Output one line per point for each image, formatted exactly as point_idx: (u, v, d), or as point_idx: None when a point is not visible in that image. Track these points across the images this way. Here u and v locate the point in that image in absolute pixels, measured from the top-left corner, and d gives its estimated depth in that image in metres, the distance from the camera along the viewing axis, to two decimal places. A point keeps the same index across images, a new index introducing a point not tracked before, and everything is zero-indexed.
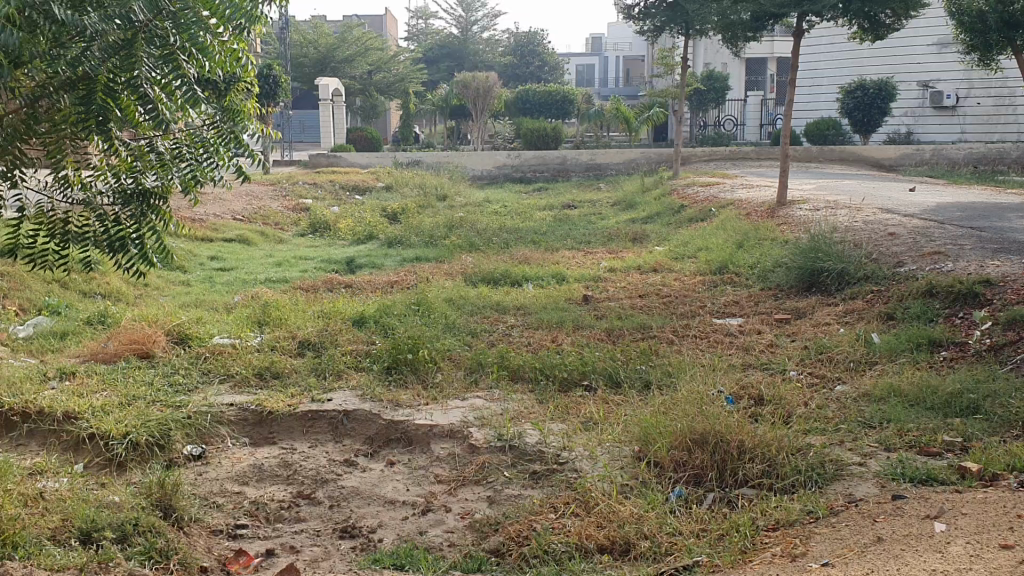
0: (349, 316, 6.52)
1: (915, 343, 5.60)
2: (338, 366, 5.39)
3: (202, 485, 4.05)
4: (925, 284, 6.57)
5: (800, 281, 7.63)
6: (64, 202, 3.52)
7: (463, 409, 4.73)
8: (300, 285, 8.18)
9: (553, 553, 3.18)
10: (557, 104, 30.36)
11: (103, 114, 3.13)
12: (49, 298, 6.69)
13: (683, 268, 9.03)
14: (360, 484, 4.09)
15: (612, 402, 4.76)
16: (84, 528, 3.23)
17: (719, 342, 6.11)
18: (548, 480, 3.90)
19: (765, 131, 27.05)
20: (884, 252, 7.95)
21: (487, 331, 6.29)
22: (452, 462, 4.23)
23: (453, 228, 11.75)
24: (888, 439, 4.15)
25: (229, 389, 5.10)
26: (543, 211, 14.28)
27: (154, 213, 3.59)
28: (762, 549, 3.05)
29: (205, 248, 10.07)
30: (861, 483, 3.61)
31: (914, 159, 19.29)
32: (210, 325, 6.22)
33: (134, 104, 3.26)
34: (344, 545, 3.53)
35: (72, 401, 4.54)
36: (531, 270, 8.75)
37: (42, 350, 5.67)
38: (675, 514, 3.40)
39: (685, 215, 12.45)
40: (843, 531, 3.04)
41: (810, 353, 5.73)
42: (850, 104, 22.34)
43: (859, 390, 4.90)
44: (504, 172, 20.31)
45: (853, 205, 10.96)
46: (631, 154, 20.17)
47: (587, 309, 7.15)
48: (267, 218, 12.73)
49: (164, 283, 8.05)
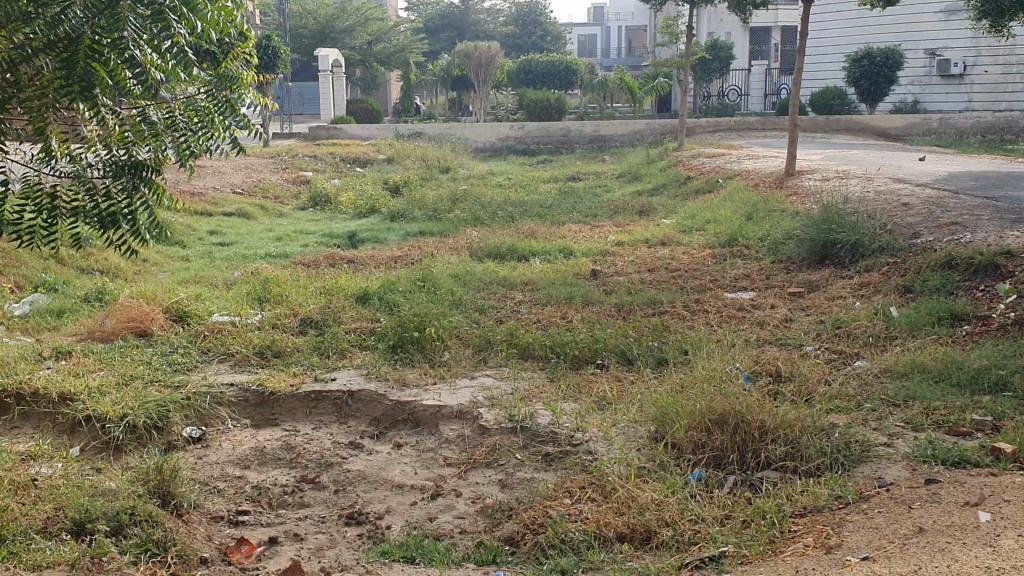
0: (352, 293, 6.33)
1: (936, 317, 5.43)
2: (342, 345, 5.23)
3: (202, 470, 3.90)
4: (945, 255, 6.39)
5: (812, 254, 7.45)
6: (51, 174, 3.22)
7: (472, 388, 4.57)
8: (301, 260, 8.02)
9: (571, 543, 2.99)
10: (558, 75, 30.02)
11: (88, 80, 2.93)
12: (46, 275, 6.53)
13: (692, 241, 8.84)
14: (366, 468, 3.94)
15: (625, 380, 4.61)
16: (77, 518, 3.04)
17: (732, 317, 5.94)
18: (561, 463, 3.75)
19: (771, 101, 26.84)
20: (899, 223, 7.75)
21: (494, 307, 6.12)
22: (462, 444, 4.07)
23: (457, 201, 11.56)
24: (914, 418, 3.99)
25: (229, 368, 4.95)
26: (547, 183, 14.10)
27: (147, 188, 3.32)
28: (793, 538, 2.88)
29: (205, 223, 9.90)
30: (890, 466, 3.46)
31: (923, 127, 19.02)
32: (209, 302, 6.06)
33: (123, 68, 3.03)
34: (351, 533, 3.38)
35: (68, 382, 4.39)
36: (538, 244, 8.55)
37: (38, 329, 5.51)
38: (696, 500, 3.24)
39: (691, 186, 12.24)
40: (877, 519, 2.88)
41: (827, 328, 5.56)
42: (857, 73, 21.97)
43: (880, 366, 4.74)
44: (507, 144, 20.03)
45: (864, 176, 10.73)
46: (637, 125, 19.87)
47: (596, 284, 6.98)
48: (267, 191, 12.54)
49: (163, 259, 7.88)
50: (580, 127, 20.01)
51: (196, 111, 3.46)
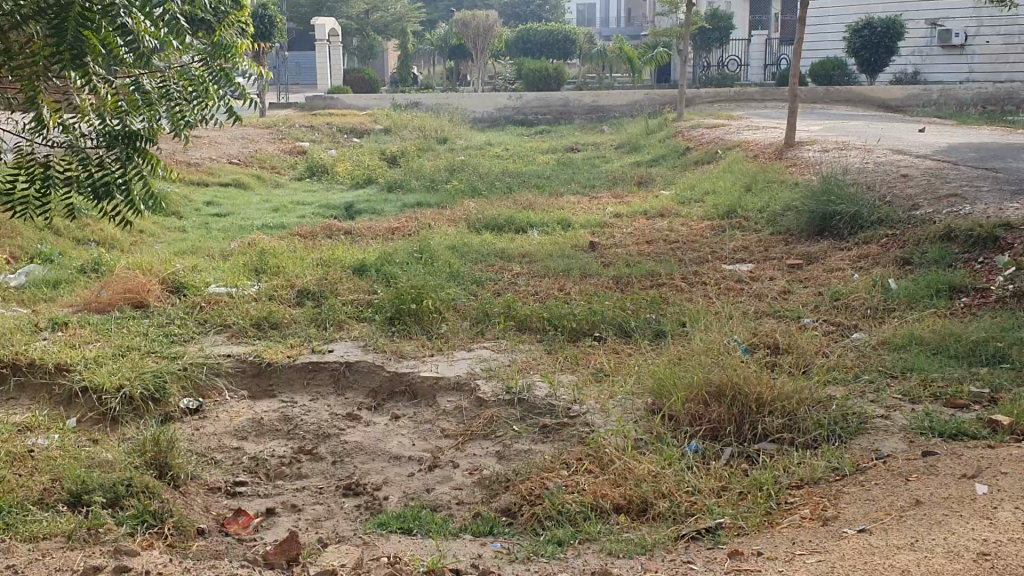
0: (348, 265, 6.30)
1: (935, 289, 5.42)
2: (339, 317, 5.21)
3: (199, 442, 3.90)
4: (944, 227, 6.36)
5: (811, 225, 7.42)
6: (43, 144, 3.13)
7: (469, 360, 4.56)
8: (298, 231, 7.99)
9: (567, 514, 2.99)
10: (557, 44, 30.00)
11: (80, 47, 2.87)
12: (41, 245, 6.49)
13: (691, 213, 8.80)
14: (363, 439, 3.93)
15: (623, 352, 4.60)
16: (74, 490, 3.03)
17: (730, 289, 5.92)
18: (559, 435, 3.75)
19: (770, 71, 26.71)
20: (899, 194, 7.72)
21: (491, 279, 6.10)
22: (459, 416, 4.07)
23: (454, 172, 11.52)
24: (912, 391, 3.99)
25: (226, 339, 4.94)
26: (545, 154, 14.04)
27: (141, 158, 3.23)
28: (790, 510, 2.88)
29: (201, 193, 9.85)
30: (887, 438, 3.46)
31: (923, 98, 18.91)
32: (205, 273, 6.03)
33: (115, 36, 2.99)
34: (348, 504, 3.39)
35: (64, 353, 4.37)
36: (536, 216, 8.51)
37: (34, 300, 5.48)
38: (693, 471, 3.24)
39: (690, 157, 12.18)
40: (873, 491, 2.89)
41: (825, 300, 5.54)
42: (857, 43, 21.78)
43: (878, 338, 4.73)
44: (505, 115, 19.91)
45: (863, 147, 10.68)
46: (636, 96, 19.73)
47: (594, 256, 6.96)
48: (264, 161, 12.47)
49: (159, 230, 7.84)
50: (578, 97, 19.91)
51: (191, 79, 3.41)
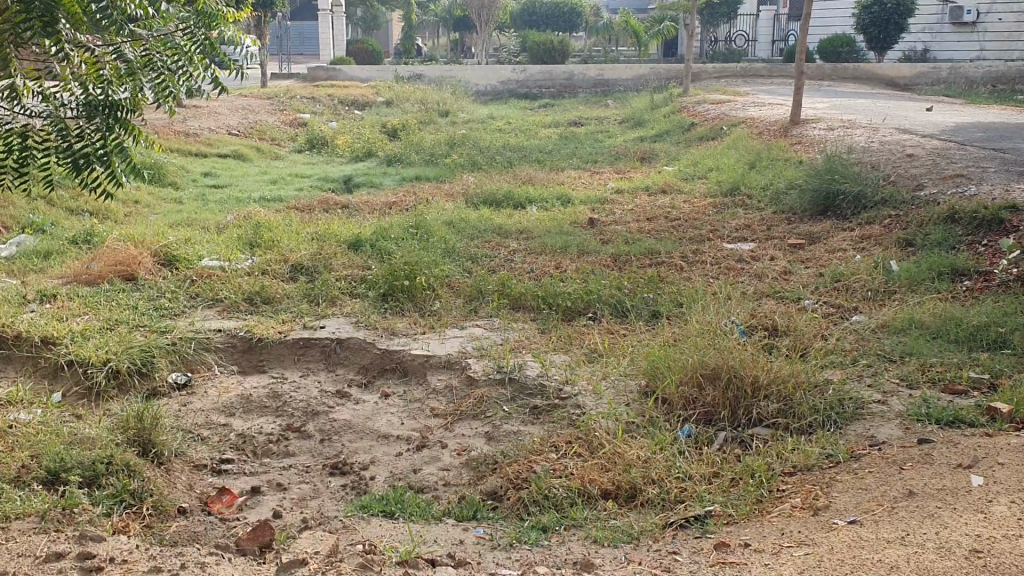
0: (343, 239, 6.23)
1: (937, 272, 5.34)
2: (332, 292, 5.14)
3: (186, 417, 3.85)
4: (948, 209, 6.27)
5: (814, 205, 7.33)
6: (21, 115, 3.03)
7: (461, 338, 4.50)
8: (295, 204, 7.91)
9: (554, 499, 2.94)
10: (563, 17, 30.34)
11: (51, 14, 2.77)
12: (33, 215, 6.42)
13: (693, 190, 8.71)
14: (352, 417, 3.88)
15: (617, 333, 4.54)
16: (52, 468, 2.99)
17: (730, 268, 5.85)
18: (549, 416, 3.70)
19: (778, 47, 26.52)
20: (904, 175, 7.61)
21: (487, 256, 6.02)
22: (449, 395, 4.02)
23: (455, 145, 11.42)
24: (910, 375, 3.92)
25: (216, 313, 4.87)
26: (547, 128, 13.91)
27: (123, 129, 3.13)
28: (782, 498, 2.82)
29: (198, 164, 9.78)
30: (884, 424, 3.39)
31: (931, 77, 18.70)
32: (198, 246, 5.96)
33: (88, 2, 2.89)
34: (334, 483, 3.33)
35: (51, 325, 4.32)
36: (535, 191, 8.42)
37: (24, 271, 5.42)
38: (685, 457, 3.18)
39: (694, 133, 12.05)
40: (867, 479, 2.83)
41: (826, 281, 5.46)
42: (866, 20, 21.48)
43: (878, 321, 4.66)
44: (508, 88, 19.74)
45: (869, 125, 10.55)
46: (641, 70, 19.52)
47: (592, 232, 6.88)
48: (263, 133, 12.36)
49: (155, 201, 7.78)
50: (582, 70, 19.74)
51: (173, 49, 3.28)
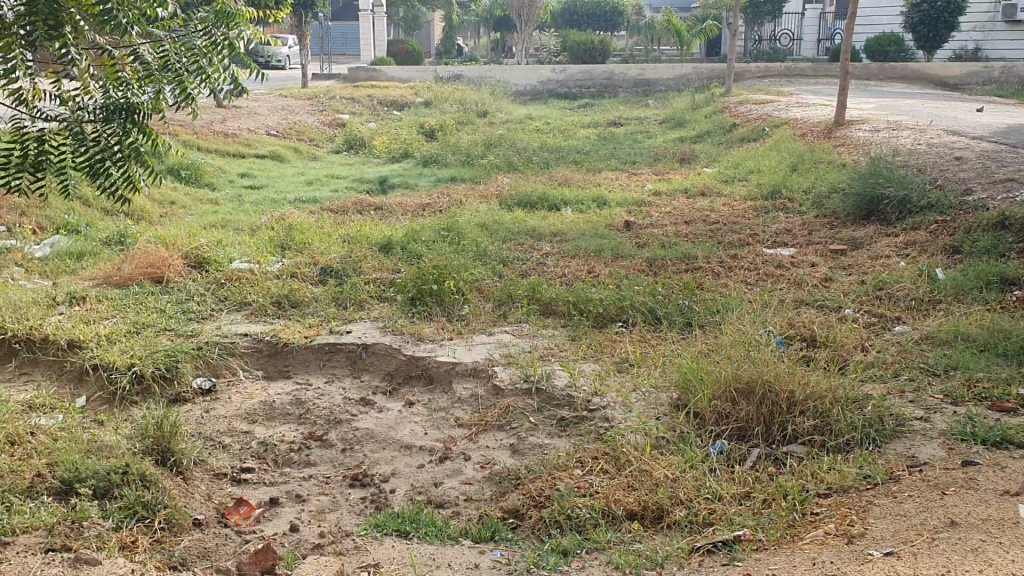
0: (375, 241, 6.17)
1: (985, 280, 5.13)
2: (360, 296, 5.08)
3: (208, 424, 3.80)
4: (998, 214, 6.05)
5: (858, 209, 7.12)
6: (39, 119, 3.03)
7: (489, 345, 4.41)
8: (329, 205, 7.87)
9: (577, 520, 2.83)
10: (605, 16, 30.32)
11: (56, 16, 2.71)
12: (69, 216, 6.45)
13: (733, 192, 8.54)
14: (375, 426, 3.80)
15: (649, 341, 4.42)
16: (66, 477, 2.95)
17: (769, 275, 5.68)
18: (577, 429, 3.59)
19: (823, 47, 26.15)
20: (951, 178, 7.38)
21: (519, 260, 5.93)
22: (474, 404, 3.93)
23: (492, 146, 11.33)
24: (954, 390, 3.75)
25: (244, 317, 4.84)
26: (586, 129, 13.78)
27: (140, 132, 3.11)
28: (815, 522, 2.69)
29: (236, 165, 9.81)
30: (926, 444, 3.24)
31: (983, 76, 18.29)
32: (229, 247, 5.94)
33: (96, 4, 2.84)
34: (353, 495, 3.26)
35: (78, 328, 4.30)
36: (571, 193, 8.31)
37: (57, 272, 5.44)
38: (715, 475, 3.05)
39: (735, 134, 11.84)
40: (906, 504, 2.69)
41: (868, 289, 5.28)
42: (915, 19, 21.02)
43: (921, 332, 4.48)
44: (548, 88, 19.63)
45: (917, 126, 10.29)
46: (682, 69, 19.29)
47: (628, 236, 6.75)
48: (302, 133, 12.40)
49: (191, 202, 7.80)
50: (623, 70, 19.56)
51: (194, 50, 3.27)
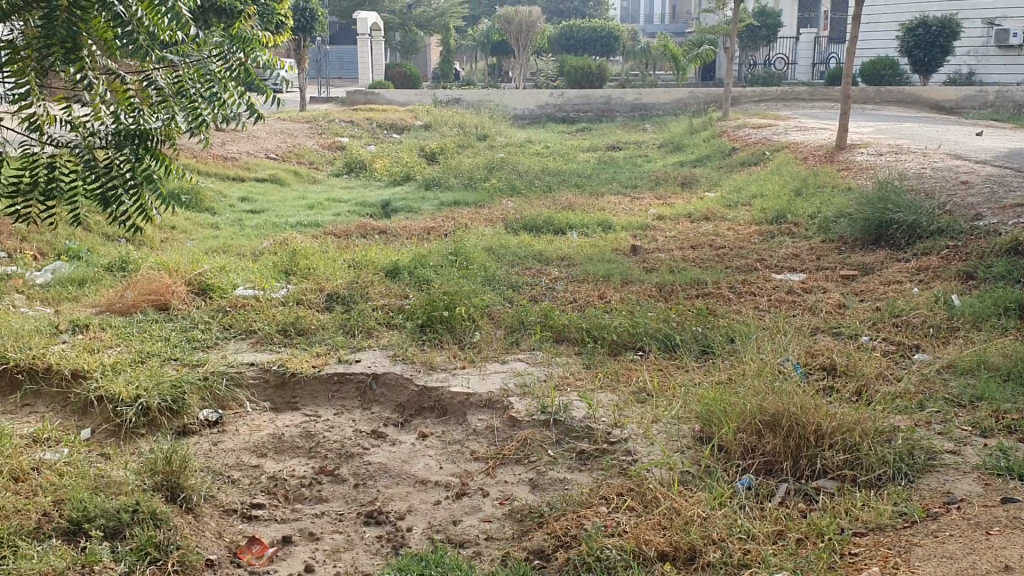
0: (381, 266, 6.08)
1: (1002, 307, 5.05)
2: (368, 323, 4.98)
3: (216, 458, 3.69)
4: (1011, 240, 5.99)
5: (866, 234, 7.05)
6: (50, 146, 2.94)
7: (503, 374, 4.31)
8: (331, 230, 7.78)
9: (606, 561, 2.72)
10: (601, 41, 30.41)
11: (72, 39, 2.61)
12: (69, 242, 6.34)
13: (737, 216, 8.47)
14: (388, 460, 3.69)
15: (666, 370, 4.33)
16: (75, 517, 2.84)
17: (782, 301, 5.60)
18: (597, 462, 3.48)
19: (819, 71, 26.19)
20: (960, 203, 7.30)
21: (528, 285, 5.85)
22: (490, 436, 3.82)
23: (493, 170, 11.26)
24: (982, 422, 3.66)
25: (250, 346, 4.73)
26: (586, 152, 13.75)
27: (152, 159, 3.03)
28: (856, 564, 2.58)
29: (236, 188, 9.72)
30: (959, 478, 3.14)
31: (978, 100, 18.24)
32: (233, 274, 5.84)
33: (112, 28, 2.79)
34: (369, 533, 3.15)
35: (82, 358, 4.19)
36: (576, 217, 8.23)
37: (58, 299, 5.33)
38: (746, 512, 2.95)
39: (736, 159, 11.79)
40: (950, 545, 2.59)
41: (884, 315, 5.20)
42: (910, 43, 21.11)
43: (943, 360, 4.39)
44: (546, 112, 19.66)
45: (920, 150, 10.25)
46: (678, 94, 19.30)
47: (635, 260, 6.67)
48: (301, 156, 12.33)
49: (192, 227, 7.71)
50: (621, 95, 19.56)
51: (207, 75, 3.25)
